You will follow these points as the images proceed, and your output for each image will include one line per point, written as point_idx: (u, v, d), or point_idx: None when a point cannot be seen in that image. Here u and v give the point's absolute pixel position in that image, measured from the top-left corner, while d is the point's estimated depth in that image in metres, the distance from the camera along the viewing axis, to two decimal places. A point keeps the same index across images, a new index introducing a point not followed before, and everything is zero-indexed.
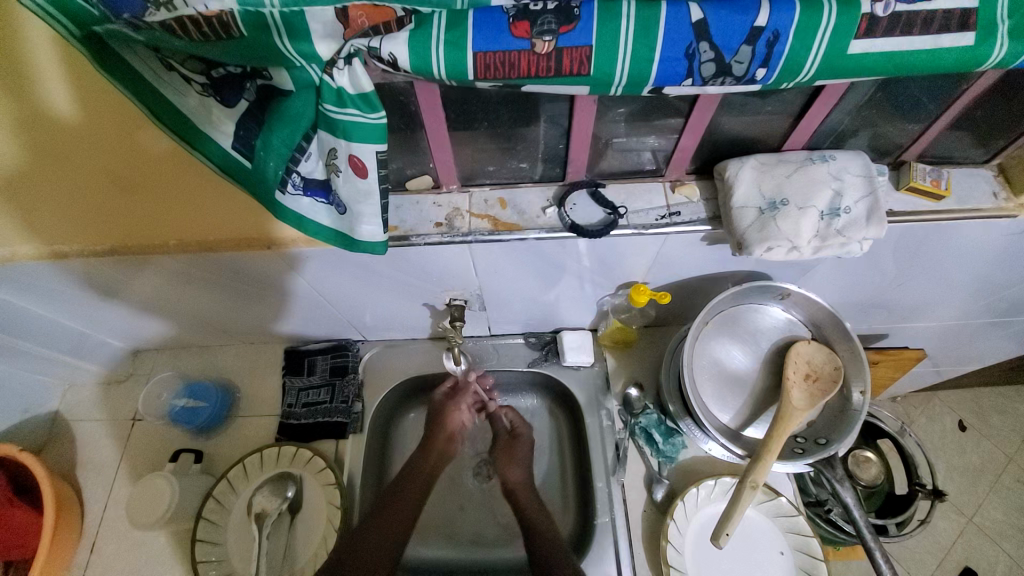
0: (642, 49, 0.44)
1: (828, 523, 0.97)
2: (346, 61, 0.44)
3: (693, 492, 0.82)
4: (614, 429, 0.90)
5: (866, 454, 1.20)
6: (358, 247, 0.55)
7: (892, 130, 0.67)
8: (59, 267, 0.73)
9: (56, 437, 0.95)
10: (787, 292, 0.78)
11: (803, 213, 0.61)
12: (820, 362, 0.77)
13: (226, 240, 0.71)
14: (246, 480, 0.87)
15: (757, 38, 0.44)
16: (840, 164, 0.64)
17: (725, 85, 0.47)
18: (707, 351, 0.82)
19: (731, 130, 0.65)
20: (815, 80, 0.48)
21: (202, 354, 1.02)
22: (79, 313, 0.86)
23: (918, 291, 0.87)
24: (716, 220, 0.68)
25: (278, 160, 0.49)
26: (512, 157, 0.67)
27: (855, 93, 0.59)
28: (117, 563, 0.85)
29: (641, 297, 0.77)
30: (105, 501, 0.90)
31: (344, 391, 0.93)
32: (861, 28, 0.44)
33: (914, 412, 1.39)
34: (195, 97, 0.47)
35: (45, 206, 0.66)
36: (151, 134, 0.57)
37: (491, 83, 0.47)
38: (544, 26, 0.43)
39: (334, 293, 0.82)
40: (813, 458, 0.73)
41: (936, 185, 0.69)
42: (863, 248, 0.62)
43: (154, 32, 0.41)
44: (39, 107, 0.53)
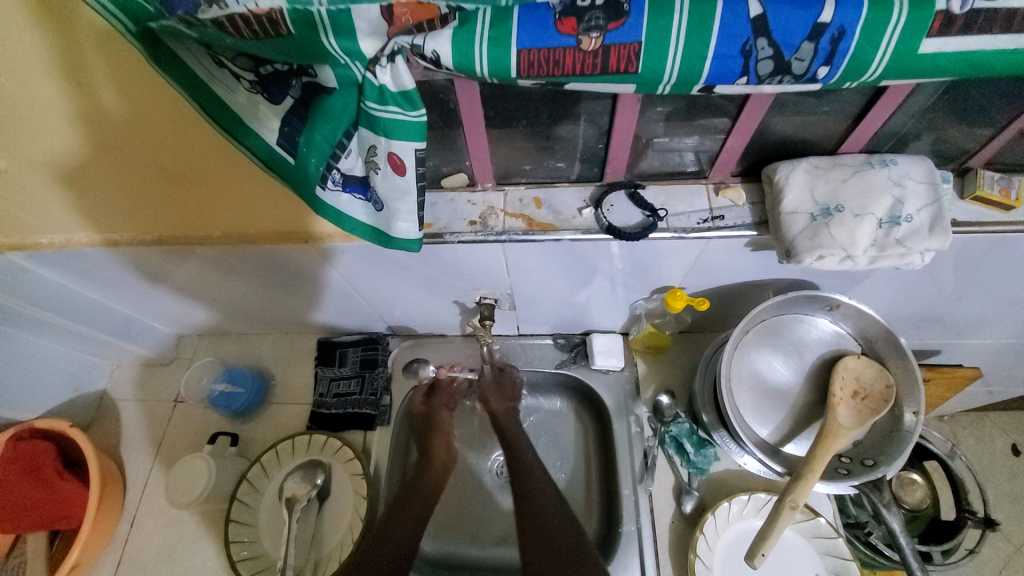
0: (694, 46, 0.42)
1: (867, 546, 0.93)
2: (389, 58, 0.44)
3: (724, 506, 0.79)
4: (642, 436, 0.88)
5: (911, 476, 1.13)
6: (394, 244, 0.56)
7: (958, 134, 0.62)
8: (112, 254, 0.77)
9: (104, 415, 1.01)
10: (836, 303, 0.74)
11: (859, 221, 0.58)
12: (869, 379, 0.73)
13: (265, 232, 0.74)
14: (278, 465, 0.90)
15: (819, 36, 0.41)
16: (903, 169, 0.59)
17: (782, 84, 0.45)
18: (746, 361, 0.79)
19: (782, 131, 0.61)
20: (880, 80, 0.45)
21: (239, 342, 1.06)
22: (128, 298, 0.91)
23: (977, 306, 0.81)
24: (762, 225, 0.65)
25: (320, 156, 0.50)
26: (549, 157, 0.66)
27: (921, 95, 0.55)
28: (156, 536, 0.90)
29: (677, 302, 0.74)
30: (145, 478, 0.95)
31: (373, 383, 0.95)
32: (935, 25, 0.40)
33: (961, 432, 1.30)
34: (244, 94, 0.48)
35: (101, 196, 0.69)
36: (196, 129, 0.58)
37: (533, 81, 0.46)
38: (592, 22, 0.41)
39: (367, 287, 0.84)
40: (859, 481, 0.69)
41: (1005, 195, 0.63)
42: (924, 260, 0.58)
43: (205, 29, 0.42)
44: (97, 99, 0.55)
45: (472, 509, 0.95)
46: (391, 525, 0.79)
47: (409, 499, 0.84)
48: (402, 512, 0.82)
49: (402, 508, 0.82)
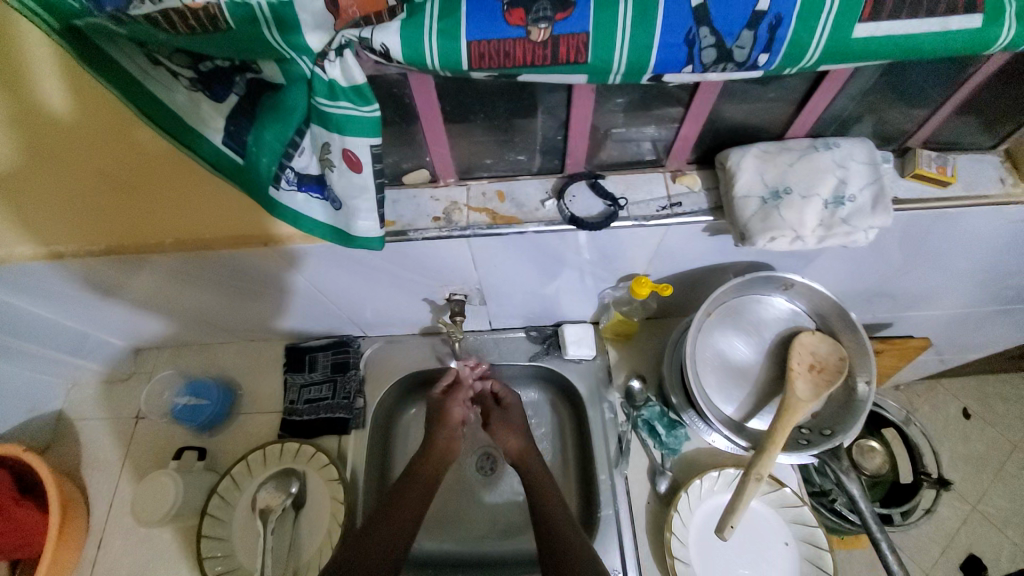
0: (641, 35, 0.43)
1: (832, 513, 0.97)
2: (337, 53, 0.43)
3: (696, 483, 0.82)
4: (616, 422, 0.90)
5: (870, 444, 1.20)
6: (354, 243, 0.55)
7: (896, 115, 0.65)
8: (57, 267, 0.72)
9: (60, 437, 0.96)
10: (790, 282, 0.77)
11: (806, 202, 0.60)
12: (824, 353, 0.76)
13: (221, 238, 0.71)
14: (250, 476, 0.87)
15: (758, 23, 0.43)
16: (844, 151, 0.62)
17: (726, 72, 0.46)
18: (711, 343, 0.81)
19: (733, 118, 0.63)
20: (818, 66, 0.47)
21: (205, 352, 1.02)
22: (79, 312, 0.86)
23: (923, 279, 0.86)
24: (718, 210, 0.67)
25: (271, 155, 0.48)
26: (510, 150, 0.66)
27: (858, 79, 0.58)
28: (124, 559, 0.86)
29: (643, 289, 0.76)
30: (110, 498, 0.91)
31: (346, 387, 0.93)
32: (865, 11, 0.43)
33: (917, 400, 1.38)
34: (184, 93, 0.46)
35: (42, 205, 0.65)
36: (141, 130, 0.56)
37: (486, 72, 0.46)
38: (539, 13, 0.42)
39: (334, 290, 0.82)
40: (819, 450, 0.73)
41: (942, 172, 0.67)
42: (868, 236, 0.61)
43: (138, 25, 0.40)
44: (28, 100, 0.52)
45: (452, 505, 0.94)
46: (385, 516, 0.74)
47: (406, 487, 0.78)
48: (395, 507, 0.75)
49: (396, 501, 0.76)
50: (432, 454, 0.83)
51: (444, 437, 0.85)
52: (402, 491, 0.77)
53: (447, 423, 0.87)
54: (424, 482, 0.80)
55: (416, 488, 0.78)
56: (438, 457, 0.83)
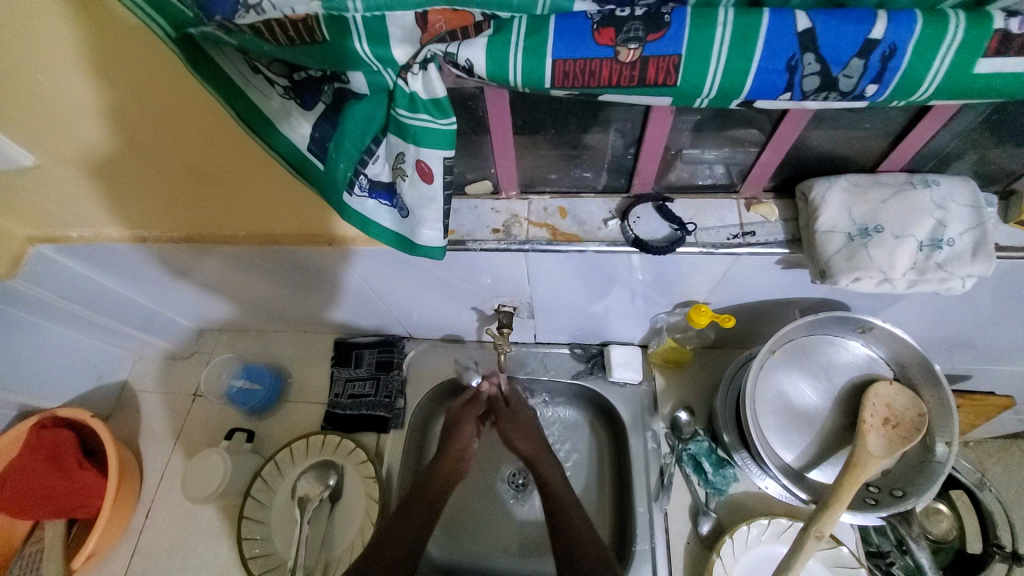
0: (737, 60, 0.40)
1: None
2: (421, 67, 0.44)
3: (743, 529, 0.77)
4: (659, 452, 0.86)
5: (937, 506, 1.11)
6: (417, 251, 0.55)
7: (1007, 154, 0.59)
8: (139, 249, 0.79)
9: (125, 405, 1.03)
10: (870, 326, 0.71)
11: (899, 243, 0.55)
12: (901, 407, 0.70)
13: (290, 234, 0.74)
14: (292, 464, 0.90)
15: (870, 52, 0.39)
16: (945, 190, 0.57)
17: (827, 101, 0.43)
18: (772, 382, 0.76)
19: (819, 146, 0.59)
20: (930, 100, 0.43)
21: (259, 339, 1.07)
22: (152, 291, 0.92)
23: (1016, 333, 0.77)
24: (795, 243, 0.62)
25: (348, 163, 0.49)
26: (576, 166, 0.65)
27: (966, 115, 0.53)
28: (171, 529, 0.91)
29: (702, 318, 0.72)
30: (162, 470, 0.97)
31: (388, 386, 0.96)
32: (993, 45, 0.38)
33: (988, 460, 1.24)
34: (277, 100, 0.48)
35: (129, 193, 0.70)
36: (223, 130, 0.59)
37: (567, 91, 0.45)
38: (630, 33, 0.40)
39: (386, 291, 0.84)
40: (888, 512, 0.66)
41: None
42: (966, 286, 0.56)
43: (243, 35, 0.42)
44: (133, 102, 0.56)
45: (480, 518, 0.94)
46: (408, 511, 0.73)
47: (427, 486, 0.78)
48: (411, 509, 0.74)
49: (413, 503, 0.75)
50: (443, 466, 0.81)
51: (457, 450, 0.83)
52: (419, 494, 0.76)
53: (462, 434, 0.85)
54: (434, 494, 0.77)
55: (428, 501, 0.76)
56: (449, 474, 0.80)
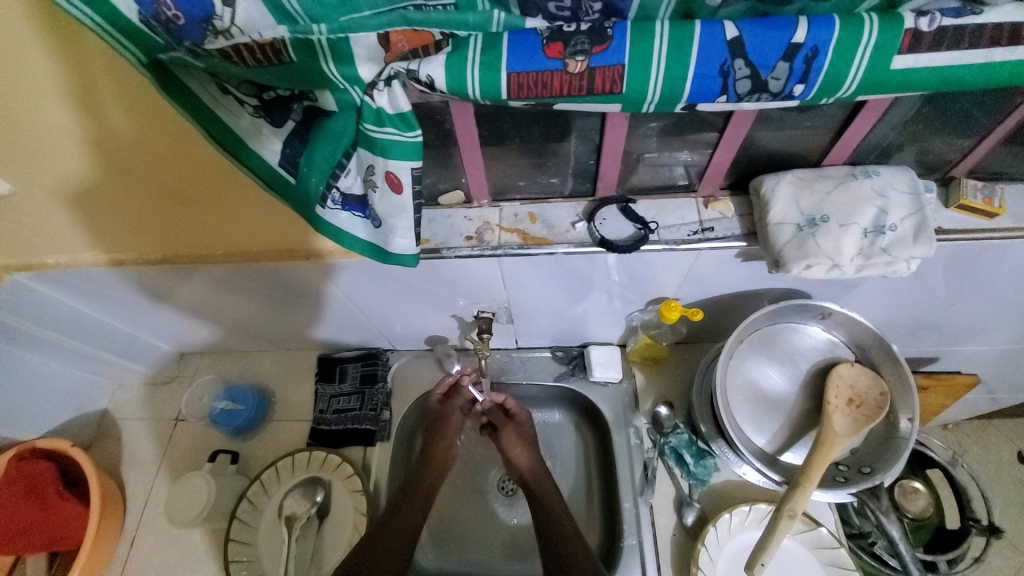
0: (675, 68, 0.44)
1: (872, 557, 0.91)
2: (386, 83, 0.47)
3: (726, 517, 0.79)
4: (642, 448, 0.88)
5: (914, 484, 1.10)
6: (391, 260, 0.57)
7: (941, 144, 0.63)
8: (117, 273, 0.79)
9: (105, 435, 1.01)
10: (828, 311, 0.75)
11: (844, 231, 0.59)
12: (864, 387, 0.73)
13: (267, 251, 0.76)
14: (278, 481, 0.90)
15: (793, 55, 0.43)
16: (885, 180, 0.61)
17: (761, 101, 0.47)
18: (741, 370, 0.80)
19: (767, 145, 0.63)
20: (855, 96, 0.46)
21: (241, 359, 1.07)
22: (131, 316, 0.92)
23: (970, 312, 0.82)
24: (751, 236, 0.66)
25: (320, 176, 0.51)
26: (543, 173, 0.68)
27: (899, 108, 0.57)
28: (155, 558, 0.89)
29: (672, 313, 0.75)
30: (145, 497, 0.95)
31: (373, 399, 0.95)
32: (905, 43, 0.43)
33: (967, 441, 1.29)
34: (247, 118, 0.50)
35: (107, 216, 0.71)
36: (201, 152, 0.60)
37: (524, 102, 0.48)
38: (577, 47, 0.44)
39: (367, 303, 0.85)
40: (857, 488, 0.69)
41: (988, 203, 0.65)
42: (910, 267, 0.59)
43: (213, 59, 0.44)
44: (104, 125, 0.57)
45: (469, 526, 0.94)
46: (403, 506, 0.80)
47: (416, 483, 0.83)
48: (409, 500, 0.81)
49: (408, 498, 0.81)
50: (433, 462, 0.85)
51: (443, 448, 0.87)
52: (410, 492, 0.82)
53: (445, 434, 0.88)
54: (428, 485, 0.83)
55: (422, 492, 0.82)
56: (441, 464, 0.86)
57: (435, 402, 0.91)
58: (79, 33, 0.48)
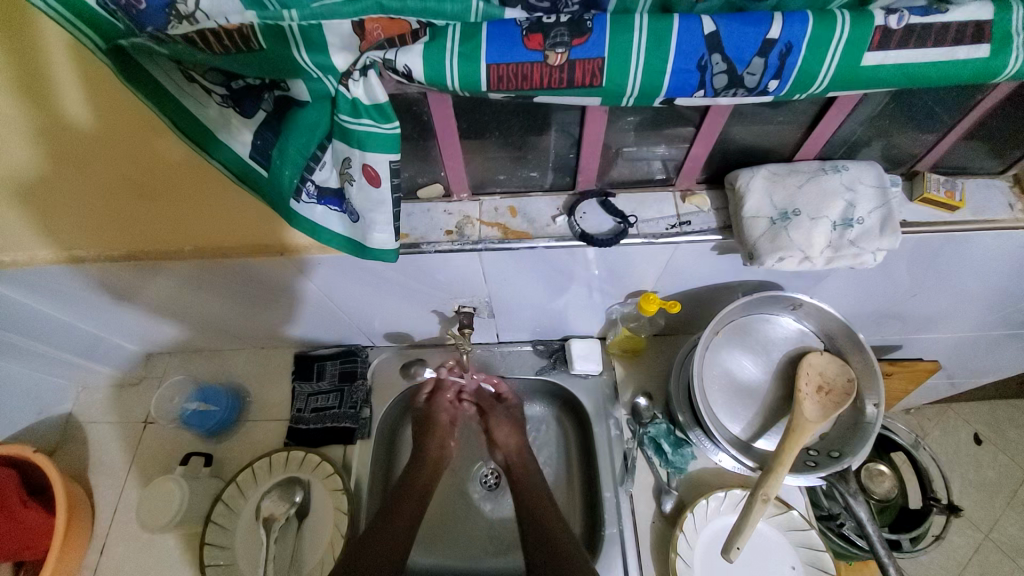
0: (654, 63, 0.44)
1: (840, 537, 0.95)
2: (361, 73, 0.46)
3: (702, 503, 0.81)
4: (621, 439, 0.89)
5: (880, 468, 1.16)
6: (370, 255, 0.56)
7: (905, 140, 0.66)
8: (76, 271, 0.74)
9: (69, 439, 0.97)
10: (799, 302, 0.78)
11: (815, 224, 0.61)
12: (832, 374, 0.76)
13: (240, 246, 0.73)
14: (255, 483, 0.87)
15: (768, 51, 0.44)
16: (853, 175, 0.63)
17: (737, 97, 0.47)
18: (717, 360, 0.82)
19: (743, 139, 0.65)
20: (828, 92, 0.48)
21: (214, 359, 1.03)
22: (94, 315, 0.88)
23: (930, 302, 0.86)
24: (727, 229, 0.68)
25: (293, 168, 0.49)
26: (523, 166, 0.68)
27: (867, 105, 0.59)
28: (127, 564, 0.86)
29: (651, 305, 0.76)
30: (115, 503, 0.91)
31: (353, 396, 0.94)
32: (875, 40, 0.44)
33: (927, 424, 1.36)
34: (215, 108, 0.48)
35: (64, 211, 0.67)
36: (163, 140, 0.58)
37: (503, 94, 0.47)
38: (557, 38, 0.44)
39: (343, 299, 0.83)
40: (826, 472, 0.72)
41: (950, 196, 0.68)
42: (876, 259, 0.62)
43: (177, 45, 0.42)
44: (62, 110, 0.55)
45: (453, 521, 0.94)
46: (395, 509, 0.81)
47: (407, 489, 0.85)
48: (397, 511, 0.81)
49: (404, 500, 0.84)
50: (426, 462, 0.89)
51: (434, 447, 0.91)
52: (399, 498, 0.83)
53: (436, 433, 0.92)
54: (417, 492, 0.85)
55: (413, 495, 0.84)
56: (433, 467, 0.89)
57: (421, 401, 0.95)
58: (36, 19, 0.48)
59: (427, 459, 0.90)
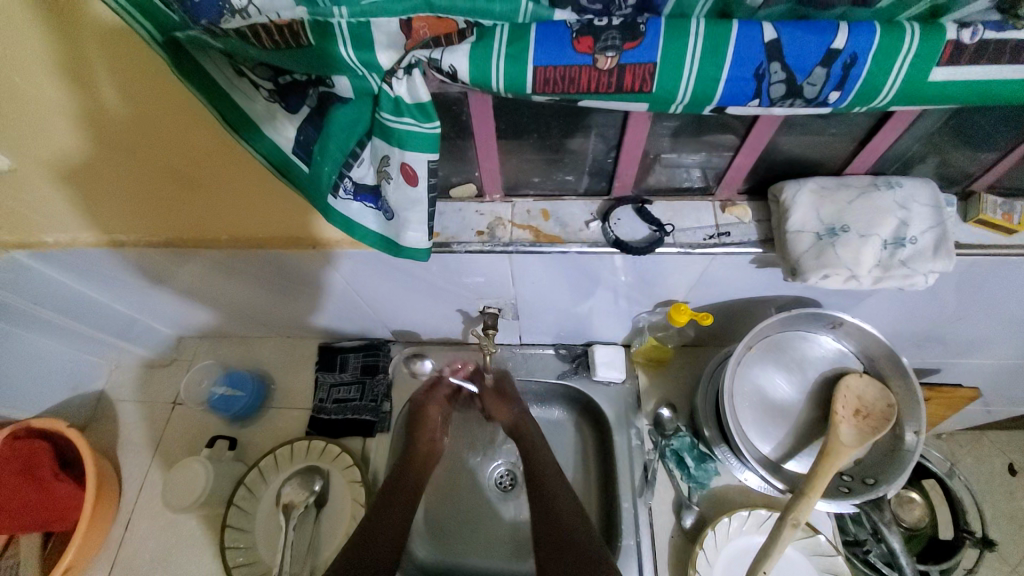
0: (709, 70, 0.42)
1: (865, 565, 0.91)
2: (406, 71, 0.45)
3: (724, 521, 0.79)
4: (642, 449, 0.88)
5: (910, 495, 1.13)
6: (403, 253, 0.56)
7: (964, 158, 0.62)
8: (115, 254, 0.77)
9: (102, 415, 1.00)
10: (840, 321, 0.74)
11: (864, 242, 0.58)
12: (872, 398, 0.73)
13: (272, 237, 0.74)
14: (276, 470, 0.89)
15: (832, 61, 0.42)
16: (907, 192, 0.60)
17: (794, 107, 0.45)
18: (748, 377, 0.79)
19: (790, 149, 0.62)
20: (890, 106, 0.45)
21: (241, 345, 1.05)
22: (131, 298, 0.91)
23: (976, 327, 0.82)
24: (768, 243, 0.65)
25: (333, 165, 0.50)
26: (558, 169, 0.67)
27: (928, 119, 0.56)
28: (150, 540, 0.89)
29: (681, 316, 0.74)
30: (141, 480, 0.94)
31: (374, 390, 0.95)
32: (946, 53, 0.41)
33: (960, 451, 1.30)
34: (262, 103, 0.48)
35: (106, 198, 0.70)
36: (203, 133, 0.59)
37: (548, 97, 0.46)
38: (608, 42, 0.42)
39: (369, 292, 0.83)
40: (860, 499, 0.69)
41: (1008, 219, 0.64)
42: (928, 282, 0.59)
43: (230, 40, 0.42)
44: (108, 100, 0.56)
45: (466, 520, 0.94)
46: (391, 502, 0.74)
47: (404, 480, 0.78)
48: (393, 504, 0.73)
49: (390, 498, 0.75)
50: (415, 457, 0.82)
51: (426, 442, 0.85)
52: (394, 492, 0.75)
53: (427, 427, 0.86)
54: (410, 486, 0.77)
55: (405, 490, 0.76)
56: (422, 463, 0.82)
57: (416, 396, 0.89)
58: (77, 9, 0.47)
59: (415, 453, 0.83)
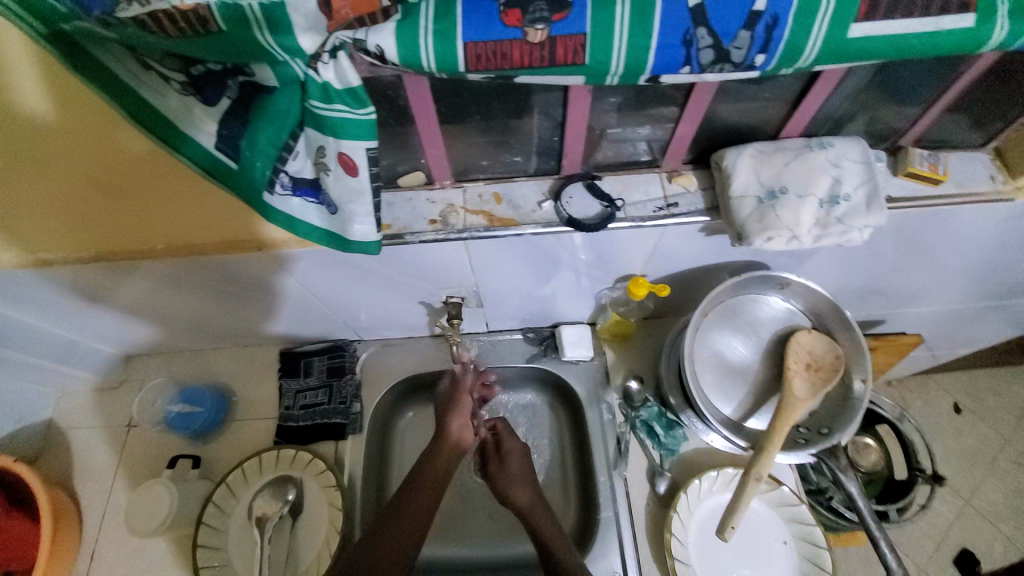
0: (638, 38, 0.43)
1: (828, 510, 0.97)
2: (331, 55, 0.43)
3: (695, 483, 0.82)
4: (614, 423, 0.90)
5: (866, 441, 1.20)
6: (350, 248, 0.54)
7: (889, 114, 0.65)
8: (44, 275, 0.71)
9: (51, 447, 0.94)
10: (786, 281, 0.78)
11: (802, 202, 0.61)
12: (821, 351, 0.77)
13: (215, 243, 0.70)
14: (246, 483, 0.86)
15: (756, 23, 0.42)
16: (839, 151, 0.63)
17: (724, 72, 0.46)
18: (706, 342, 0.82)
19: (728, 117, 0.63)
20: (814, 66, 0.47)
21: (195, 359, 1.00)
22: (68, 320, 0.84)
23: (914, 277, 0.87)
24: (714, 210, 0.67)
25: (265, 160, 0.47)
26: (506, 151, 0.66)
27: (853, 78, 0.58)
28: (119, 570, 0.85)
29: (640, 289, 0.76)
30: (102, 508, 0.89)
31: (342, 391, 0.93)
32: (861, 11, 0.43)
33: (909, 396, 1.40)
34: (175, 97, 0.45)
35: (26, 212, 0.64)
36: (128, 132, 0.56)
37: (483, 74, 0.45)
38: (537, 14, 0.41)
39: (325, 293, 0.81)
40: (816, 449, 0.73)
41: (933, 170, 0.68)
42: (863, 236, 0.62)
43: (127, 29, 0.39)
44: (17, 103, 0.52)
45: (449, 512, 0.93)
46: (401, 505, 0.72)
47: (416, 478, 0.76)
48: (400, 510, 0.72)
49: (406, 497, 0.73)
50: (445, 444, 0.79)
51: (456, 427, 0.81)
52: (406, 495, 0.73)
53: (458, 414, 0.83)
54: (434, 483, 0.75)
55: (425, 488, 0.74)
56: (451, 451, 0.79)
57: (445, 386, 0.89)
58: None
59: (447, 438, 0.80)
